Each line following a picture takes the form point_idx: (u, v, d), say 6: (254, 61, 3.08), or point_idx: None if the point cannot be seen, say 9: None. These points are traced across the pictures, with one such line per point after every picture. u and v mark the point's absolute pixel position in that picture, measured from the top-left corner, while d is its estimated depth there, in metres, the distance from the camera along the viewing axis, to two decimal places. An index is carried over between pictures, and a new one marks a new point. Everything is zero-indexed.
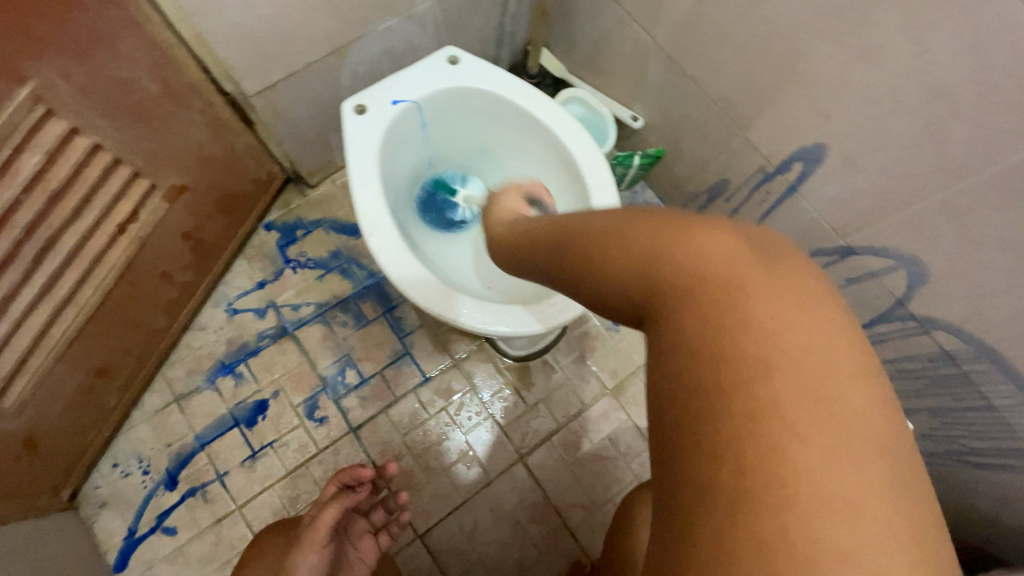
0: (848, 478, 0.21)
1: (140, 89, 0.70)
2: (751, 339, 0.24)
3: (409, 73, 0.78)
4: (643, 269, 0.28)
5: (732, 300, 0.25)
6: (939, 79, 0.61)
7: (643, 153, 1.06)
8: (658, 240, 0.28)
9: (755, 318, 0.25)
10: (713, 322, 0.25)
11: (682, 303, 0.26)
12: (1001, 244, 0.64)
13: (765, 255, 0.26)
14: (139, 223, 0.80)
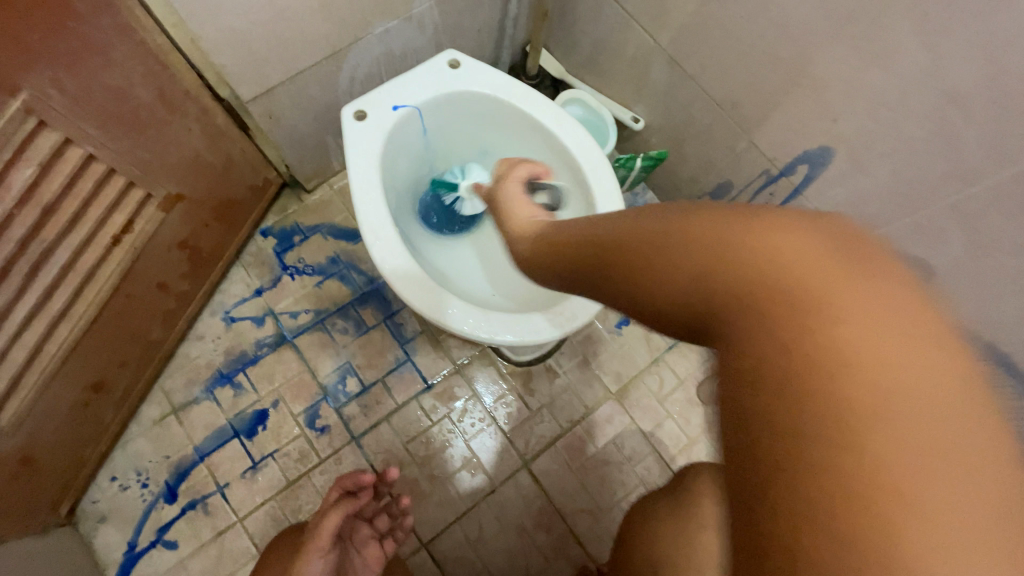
0: (956, 489, 0.19)
1: (135, 97, 0.68)
2: (837, 341, 0.22)
3: (409, 78, 0.77)
4: (708, 285, 0.27)
5: (822, 316, 0.23)
6: (950, 84, 0.60)
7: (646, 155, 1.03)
8: (724, 246, 0.27)
9: (840, 328, 0.22)
10: (795, 328, 0.23)
11: (759, 311, 0.24)
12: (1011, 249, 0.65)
13: (847, 251, 0.24)
14: (134, 233, 0.78)
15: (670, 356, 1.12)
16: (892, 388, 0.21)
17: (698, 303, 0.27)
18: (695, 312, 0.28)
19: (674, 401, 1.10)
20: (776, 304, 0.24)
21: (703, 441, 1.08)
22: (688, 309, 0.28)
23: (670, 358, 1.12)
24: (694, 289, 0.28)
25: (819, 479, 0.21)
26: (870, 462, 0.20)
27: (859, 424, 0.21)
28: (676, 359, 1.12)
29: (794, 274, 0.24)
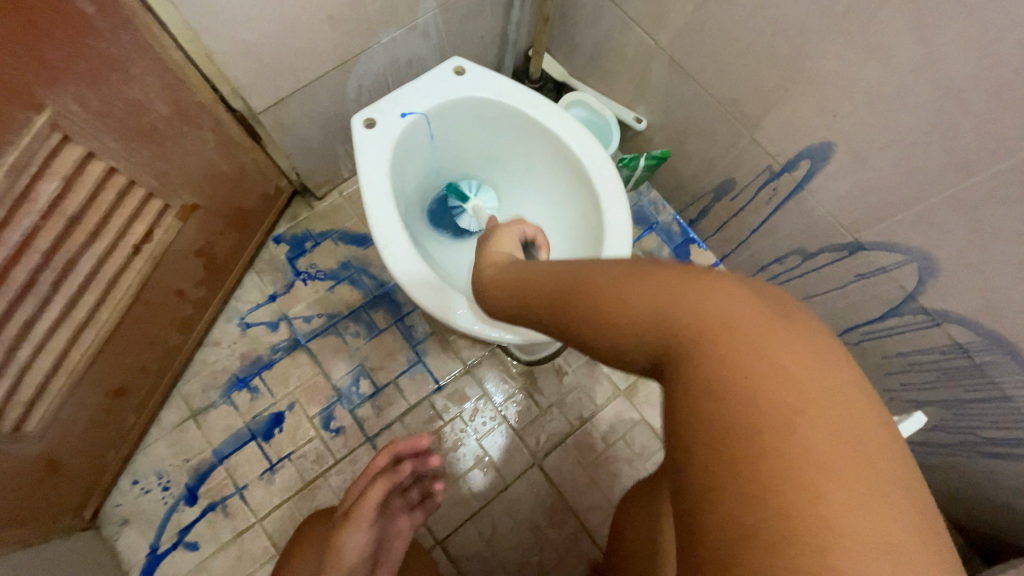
0: (869, 504, 0.22)
1: (153, 111, 0.70)
2: (774, 375, 0.24)
3: (416, 85, 0.79)
4: (656, 322, 0.28)
5: (756, 353, 0.25)
6: (948, 77, 0.61)
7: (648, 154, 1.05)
8: (673, 285, 0.28)
9: (768, 366, 0.25)
10: (736, 362, 0.25)
11: (703, 347, 0.26)
12: (1013, 237, 0.66)
13: (773, 305, 0.27)
14: (153, 242, 0.80)
15: None
16: (820, 416, 0.23)
17: (648, 339, 0.29)
18: (644, 347, 0.29)
19: None
20: (726, 362, 0.25)
21: None
22: (637, 344, 0.29)
23: None
24: (644, 341, 0.28)
25: (759, 497, 0.22)
26: (797, 481, 0.22)
27: (786, 447, 0.23)
28: None
29: (735, 316, 0.26)
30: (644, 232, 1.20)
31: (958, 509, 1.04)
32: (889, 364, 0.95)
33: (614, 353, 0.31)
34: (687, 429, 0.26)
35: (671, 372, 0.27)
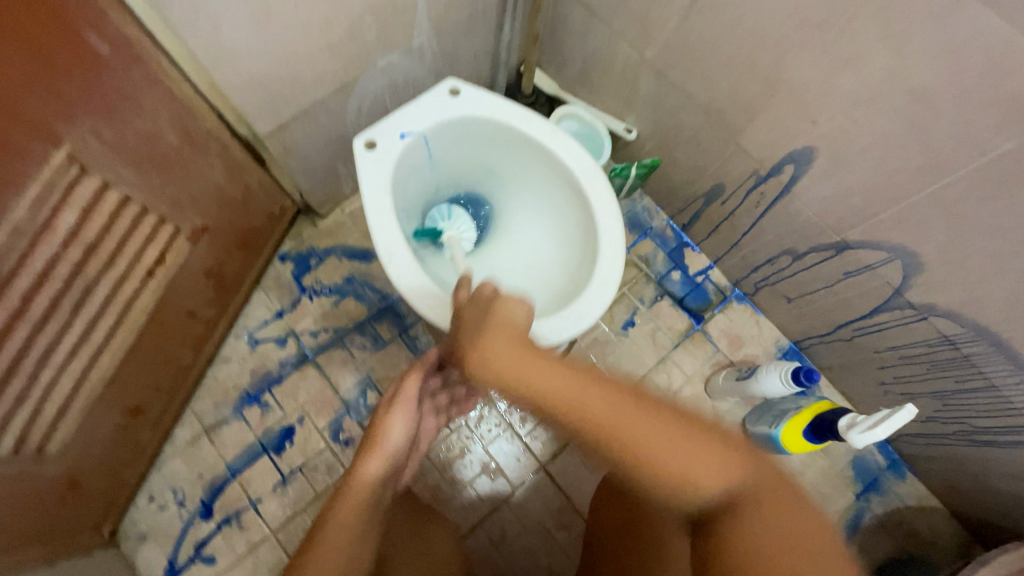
0: None
1: (164, 140, 0.74)
2: (780, 523, 0.44)
3: (414, 107, 0.82)
4: (714, 486, 0.46)
5: (772, 519, 0.44)
6: (918, 83, 0.64)
7: (639, 164, 1.09)
8: (724, 460, 0.47)
9: (774, 523, 0.44)
10: (762, 516, 0.45)
11: (745, 510, 0.45)
12: (988, 232, 0.69)
13: (776, 480, 0.47)
14: (166, 265, 0.83)
15: (676, 354, 1.16)
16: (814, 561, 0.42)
17: (704, 493, 0.46)
18: (698, 497, 0.47)
19: (682, 398, 1.14)
20: (759, 518, 0.45)
21: None
22: (696, 497, 0.47)
23: (677, 356, 1.16)
24: (703, 494, 0.47)
25: None
26: None
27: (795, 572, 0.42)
28: (682, 357, 1.16)
29: (760, 491, 0.46)
30: (639, 237, 1.23)
31: (956, 497, 1.06)
32: (881, 357, 0.98)
33: (674, 497, 0.47)
34: (735, 558, 0.44)
35: (721, 515, 0.46)
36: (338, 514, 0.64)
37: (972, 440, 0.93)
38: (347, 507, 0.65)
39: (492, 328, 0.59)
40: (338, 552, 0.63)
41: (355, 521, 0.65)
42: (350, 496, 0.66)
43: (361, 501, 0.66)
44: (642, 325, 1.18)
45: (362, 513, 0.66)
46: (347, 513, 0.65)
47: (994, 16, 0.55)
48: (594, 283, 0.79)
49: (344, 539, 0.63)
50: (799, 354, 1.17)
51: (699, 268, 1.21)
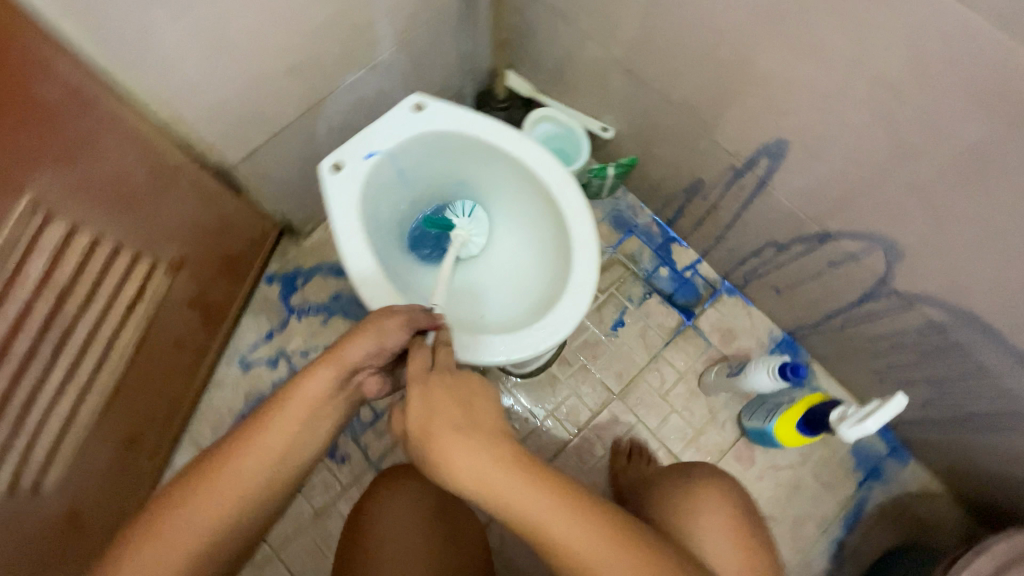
0: None
1: (131, 179, 0.74)
2: None
3: (378, 126, 0.82)
4: None
5: None
6: (881, 71, 0.63)
7: (617, 163, 1.10)
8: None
9: None
10: None
11: None
12: (965, 218, 0.67)
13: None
14: (146, 299, 0.84)
15: (668, 351, 1.15)
16: None
17: None
18: None
19: (675, 395, 1.13)
20: None
21: (708, 431, 1.11)
22: None
23: (668, 353, 1.15)
24: None
25: None
26: None
27: None
28: (674, 353, 1.15)
29: None
30: (624, 235, 1.22)
31: (959, 481, 1.04)
32: (872, 345, 0.97)
33: None
34: None
35: None
36: (260, 428, 0.57)
37: (970, 425, 0.91)
38: (279, 425, 0.58)
39: (473, 432, 0.53)
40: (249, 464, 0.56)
41: (277, 451, 0.57)
42: (285, 411, 0.58)
43: (288, 436, 0.58)
44: (632, 324, 1.17)
45: (289, 440, 0.58)
46: (270, 439, 0.57)
47: None
48: (569, 292, 0.78)
49: (262, 456, 0.57)
50: (792, 344, 1.15)
51: (687, 263, 1.20)
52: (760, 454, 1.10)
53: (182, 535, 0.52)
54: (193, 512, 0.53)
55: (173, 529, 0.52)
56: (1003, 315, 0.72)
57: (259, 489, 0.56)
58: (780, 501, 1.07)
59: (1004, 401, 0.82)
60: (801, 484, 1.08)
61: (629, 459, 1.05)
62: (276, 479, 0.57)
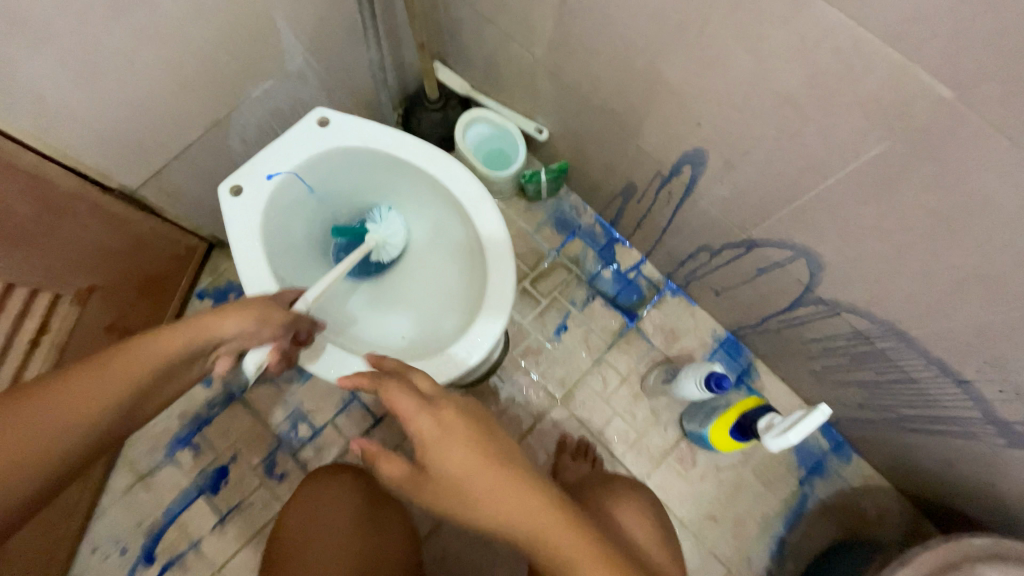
0: None
1: (15, 214, 0.71)
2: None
3: (280, 144, 0.78)
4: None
5: None
6: (783, 86, 0.59)
7: (548, 169, 1.09)
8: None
9: None
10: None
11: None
12: (875, 233, 0.65)
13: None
14: (53, 331, 0.82)
15: (611, 354, 1.14)
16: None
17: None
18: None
19: (618, 399, 1.12)
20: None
21: (650, 433, 1.11)
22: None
23: (611, 356, 1.14)
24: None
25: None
26: None
27: None
28: (617, 356, 1.14)
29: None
30: (567, 237, 1.19)
31: (899, 475, 1.04)
32: (806, 347, 0.95)
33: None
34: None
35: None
36: (101, 369, 0.52)
37: (902, 425, 0.91)
38: (133, 360, 0.54)
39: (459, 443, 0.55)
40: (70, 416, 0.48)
41: (129, 378, 0.53)
42: (112, 359, 0.53)
43: (121, 383, 0.52)
44: (575, 328, 1.15)
45: (127, 380, 0.53)
46: (117, 378, 0.52)
47: (837, 16, 0.50)
48: (485, 311, 0.76)
49: (89, 404, 0.50)
50: (736, 343, 1.14)
51: (630, 263, 1.18)
52: (703, 454, 1.10)
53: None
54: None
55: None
56: (918, 325, 0.71)
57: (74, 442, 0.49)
58: (721, 501, 1.08)
59: (931, 406, 0.81)
60: (743, 482, 1.09)
61: (575, 457, 1.06)
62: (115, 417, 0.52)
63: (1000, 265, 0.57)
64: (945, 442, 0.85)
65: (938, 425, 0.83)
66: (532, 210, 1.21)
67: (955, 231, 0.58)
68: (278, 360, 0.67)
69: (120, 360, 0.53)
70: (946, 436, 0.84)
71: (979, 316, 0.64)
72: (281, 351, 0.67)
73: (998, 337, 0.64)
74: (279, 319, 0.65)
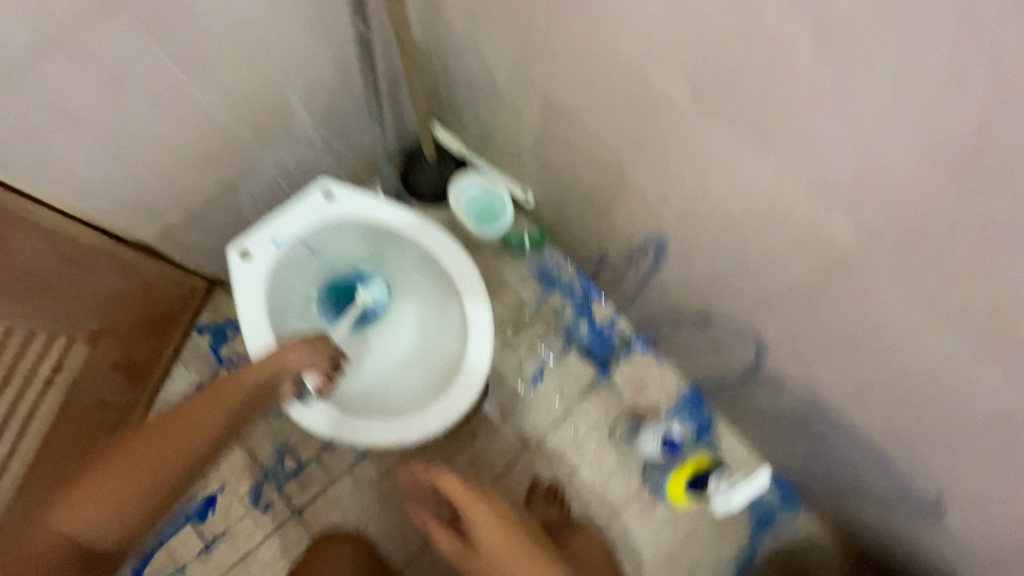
0: None
1: (43, 272, 0.78)
2: None
3: (288, 214, 0.86)
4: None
5: None
6: (729, 208, 0.69)
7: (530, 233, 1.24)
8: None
9: None
10: None
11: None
12: (808, 332, 0.75)
13: None
14: (67, 369, 0.89)
15: (583, 404, 1.22)
16: None
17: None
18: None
19: (587, 446, 1.20)
20: None
21: (614, 481, 1.19)
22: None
23: (583, 406, 1.22)
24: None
25: None
26: None
27: None
28: (588, 406, 1.22)
29: None
30: (548, 290, 1.28)
31: (841, 533, 1.12)
32: (760, 412, 1.04)
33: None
34: None
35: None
36: (168, 421, 0.73)
37: (841, 491, 0.99)
38: (224, 392, 0.76)
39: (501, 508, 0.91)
40: (123, 462, 0.69)
41: (224, 407, 0.75)
42: (223, 391, 0.76)
43: (213, 408, 0.74)
44: (550, 377, 1.24)
45: (217, 407, 0.75)
46: (204, 414, 0.74)
47: (766, 168, 0.59)
48: (462, 375, 0.85)
49: (161, 447, 0.71)
50: (698, 399, 1.22)
51: (605, 318, 1.26)
52: (663, 503, 1.18)
53: (120, 486, 0.67)
54: (104, 488, 0.67)
55: (96, 492, 0.66)
56: (847, 411, 0.80)
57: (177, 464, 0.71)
58: (677, 549, 1.16)
59: (862, 479, 0.91)
60: (698, 532, 1.17)
61: (545, 497, 1.15)
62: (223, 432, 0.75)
63: (905, 378, 0.65)
64: (875, 510, 0.94)
65: (868, 495, 0.92)
66: (517, 263, 1.29)
67: (871, 344, 0.66)
68: (330, 381, 0.83)
69: (225, 392, 0.76)
70: (875, 505, 0.93)
71: (893, 415, 0.72)
72: (331, 376, 0.83)
73: (909, 433, 0.72)
74: (325, 350, 0.81)
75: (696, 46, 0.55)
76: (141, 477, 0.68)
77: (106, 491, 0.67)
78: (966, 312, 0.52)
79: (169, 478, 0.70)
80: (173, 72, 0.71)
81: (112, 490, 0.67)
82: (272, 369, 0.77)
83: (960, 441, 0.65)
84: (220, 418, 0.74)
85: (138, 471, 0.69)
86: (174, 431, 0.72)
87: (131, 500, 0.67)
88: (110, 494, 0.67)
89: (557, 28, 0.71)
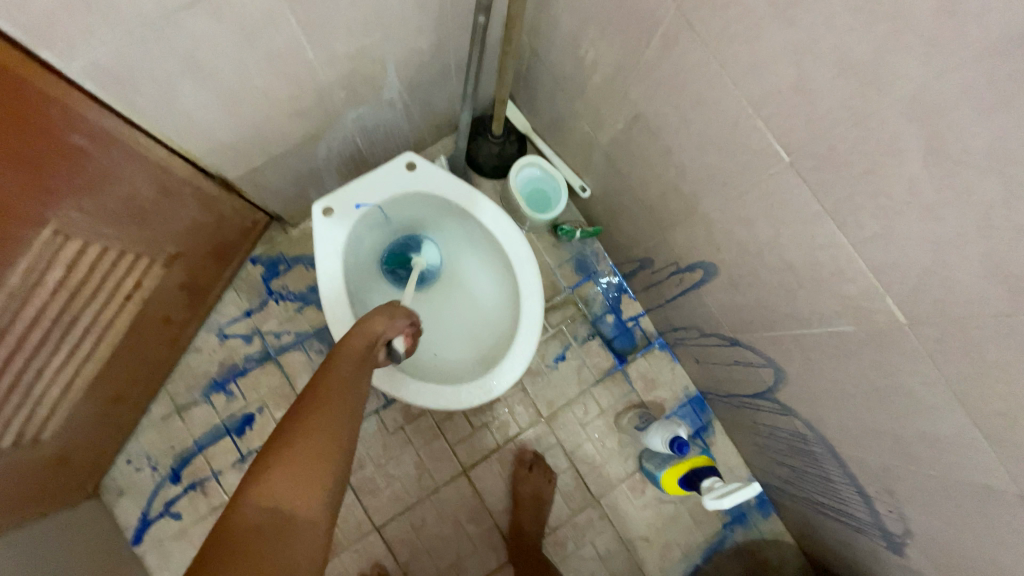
0: None
1: (140, 197, 0.83)
2: None
3: (372, 179, 0.91)
4: None
5: None
6: (787, 260, 0.74)
7: (584, 229, 1.25)
8: None
9: None
10: None
11: None
12: (828, 377, 0.82)
13: None
14: (142, 289, 0.95)
15: (596, 389, 1.32)
16: None
17: None
18: None
19: (594, 427, 1.31)
20: None
21: (612, 461, 1.30)
22: None
23: (595, 390, 1.32)
24: None
25: None
26: None
27: None
28: (600, 391, 1.32)
29: None
30: (583, 279, 1.34)
31: (804, 540, 1.25)
32: (758, 427, 1.14)
33: None
34: None
35: None
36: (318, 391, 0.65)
37: (816, 507, 1.11)
38: (344, 359, 0.71)
39: None
40: (320, 432, 0.60)
41: (350, 377, 0.69)
42: (339, 367, 0.70)
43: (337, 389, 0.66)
44: (571, 359, 1.32)
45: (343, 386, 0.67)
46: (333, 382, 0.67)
47: (830, 239, 0.65)
48: (509, 358, 0.92)
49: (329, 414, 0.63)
50: (702, 403, 1.33)
51: (631, 314, 1.34)
52: (651, 488, 1.30)
53: (300, 478, 0.56)
54: (295, 466, 0.57)
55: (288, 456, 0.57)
56: (843, 447, 0.90)
57: (343, 453, 0.61)
58: (656, 529, 1.29)
59: (839, 503, 1.01)
60: (677, 517, 1.30)
61: (529, 470, 1.26)
62: (355, 428, 0.65)
63: (907, 435, 0.74)
64: (844, 530, 1.05)
65: (840, 516, 1.04)
66: (559, 249, 1.35)
67: (885, 401, 0.74)
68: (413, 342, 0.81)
69: (330, 383, 0.67)
70: (843, 525, 1.04)
71: (885, 460, 0.81)
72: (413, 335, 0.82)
73: (895, 478, 0.82)
74: (408, 314, 0.82)
75: (806, 119, 0.59)
76: (325, 453, 0.59)
77: (295, 470, 0.56)
78: (984, 400, 0.59)
79: (336, 475, 0.59)
80: (295, 31, 0.73)
81: (300, 468, 0.57)
82: (371, 332, 0.76)
83: (942, 495, 0.75)
84: (353, 398, 0.67)
85: (324, 450, 0.59)
86: (335, 410, 0.63)
87: (321, 477, 0.58)
88: (297, 482, 0.56)
89: (666, 54, 0.72)
